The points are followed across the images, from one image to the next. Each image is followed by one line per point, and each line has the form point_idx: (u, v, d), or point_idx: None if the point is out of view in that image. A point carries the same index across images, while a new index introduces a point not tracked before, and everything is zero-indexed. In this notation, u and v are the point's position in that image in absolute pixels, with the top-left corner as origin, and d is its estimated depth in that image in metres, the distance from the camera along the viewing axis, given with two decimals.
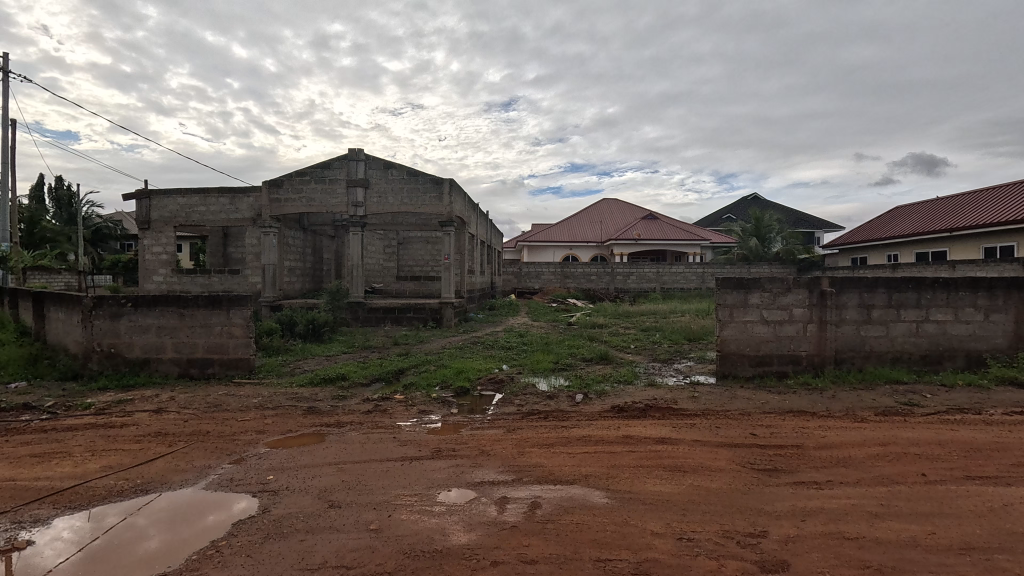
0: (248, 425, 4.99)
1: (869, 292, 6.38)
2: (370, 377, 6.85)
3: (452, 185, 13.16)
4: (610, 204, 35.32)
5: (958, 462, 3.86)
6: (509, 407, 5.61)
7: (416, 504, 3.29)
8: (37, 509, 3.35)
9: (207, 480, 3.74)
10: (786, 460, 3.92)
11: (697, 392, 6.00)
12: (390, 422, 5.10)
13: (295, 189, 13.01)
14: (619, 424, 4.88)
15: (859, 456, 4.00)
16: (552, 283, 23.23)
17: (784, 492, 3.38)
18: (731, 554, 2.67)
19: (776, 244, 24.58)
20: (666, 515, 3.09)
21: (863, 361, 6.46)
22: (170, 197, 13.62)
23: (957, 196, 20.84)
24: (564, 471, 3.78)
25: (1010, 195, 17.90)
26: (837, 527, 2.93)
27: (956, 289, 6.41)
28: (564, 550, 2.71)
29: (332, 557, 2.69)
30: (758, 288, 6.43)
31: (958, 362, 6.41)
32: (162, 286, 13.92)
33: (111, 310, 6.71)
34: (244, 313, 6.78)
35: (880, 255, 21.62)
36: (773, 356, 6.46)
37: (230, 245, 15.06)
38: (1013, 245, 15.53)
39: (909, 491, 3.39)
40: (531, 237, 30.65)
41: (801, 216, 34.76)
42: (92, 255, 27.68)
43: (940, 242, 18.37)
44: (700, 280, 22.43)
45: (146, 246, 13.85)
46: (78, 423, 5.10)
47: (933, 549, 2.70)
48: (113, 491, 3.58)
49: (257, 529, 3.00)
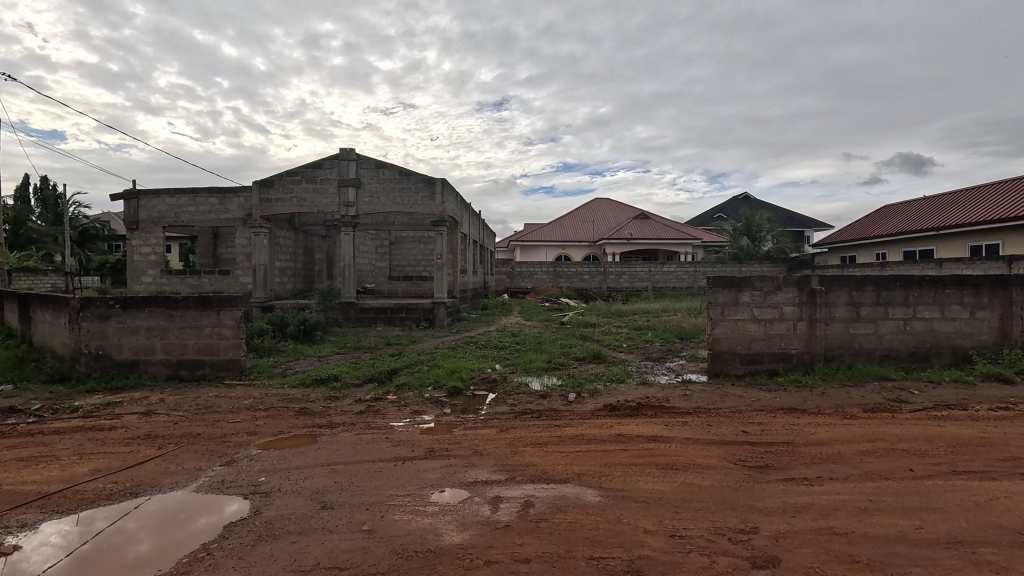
0: (240, 427, 4.95)
1: (858, 290, 6.46)
2: (363, 377, 6.82)
3: (444, 185, 13.13)
4: (603, 204, 35.42)
5: (945, 457, 3.91)
6: (503, 406, 5.61)
7: (410, 504, 3.29)
8: (24, 513, 3.30)
9: (198, 482, 3.71)
10: (776, 457, 3.96)
11: (689, 390, 6.04)
12: (383, 422, 5.08)
13: (286, 189, 12.92)
14: (611, 423, 4.90)
15: (848, 452, 4.05)
16: (545, 283, 23.27)
17: (775, 489, 3.42)
18: (722, 551, 2.69)
19: (767, 243, 24.79)
20: (659, 513, 3.11)
21: (852, 358, 6.53)
22: (159, 197, 13.49)
23: (945, 196, 21.11)
24: (557, 470, 3.79)
25: (996, 194, 18.16)
26: (827, 523, 2.96)
27: (943, 287, 6.50)
28: (557, 549, 2.72)
29: (325, 559, 2.68)
30: (749, 286, 6.48)
31: (945, 359, 6.50)
32: (151, 286, 13.78)
33: (99, 312, 6.64)
34: (234, 313, 6.74)
35: (869, 254, 21.82)
36: (764, 354, 6.51)
37: (220, 245, 14.94)
38: (999, 243, 15.74)
39: (897, 487, 3.43)
40: (523, 236, 30.69)
41: (791, 215, 35.04)
42: (79, 256, 27.35)
43: (928, 241, 18.59)
44: (692, 279, 22.55)
45: (134, 246, 13.70)
46: (66, 426, 5.04)
47: (922, 543, 2.73)
48: (102, 495, 3.54)
49: (248, 531, 2.98)
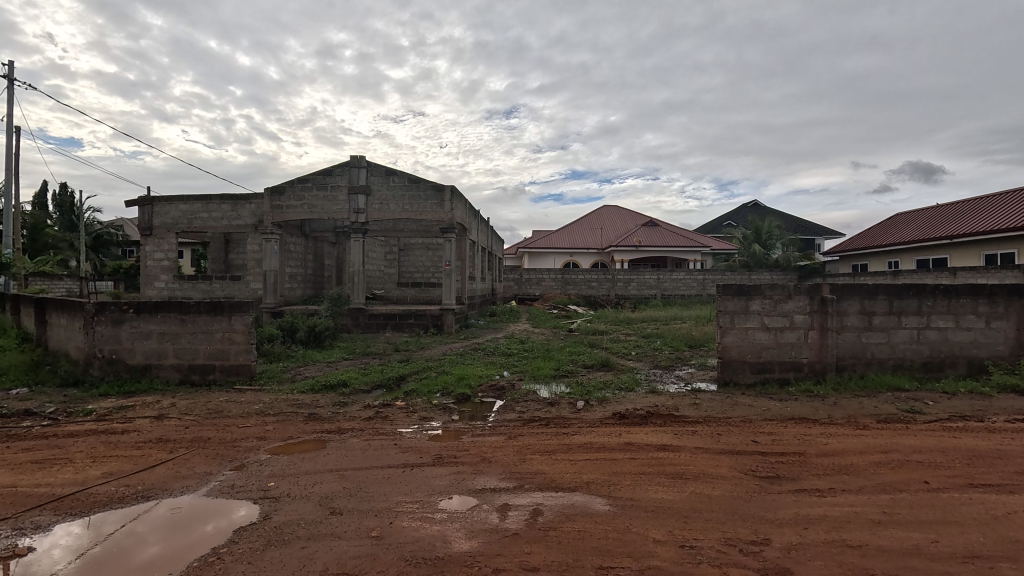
0: (249, 432, 4.98)
1: (870, 300, 6.40)
2: (372, 383, 6.87)
3: (453, 192, 13.17)
4: (610, 212, 35.38)
5: (962, 470, 3.83)
6: (511, 414, 5.60)
7: (418, 511, 3.29)
8: (38, 515, 3.34)
9: (208, 487, 3.73)
10: (787, 467, 3.92)
11: (699, 399, 5.97)
12: (391, 429, 5.09)
13: (296, 196, 13.06)
14: (620, 431, 4.88)
15: (861, 464, 3.98)
16: (553, 290, 23.20)
17: (787, 500, 3.37)
18: (732, 562, 2.66)
19: (777, 251, 24.68)
20: (669, 523, 3.08)
21: (864, 368, 6.45)
22: (173, 204, 13.70)
23: (959, 203, 20.88)
24: (566, 478, 3.77)
25: (1009, 202, 17.95)
26: (841, 536, 2.91)
27: (957, 296, 6.40)
28: (565, 558, 2.71)
29: (332, 565, 2.68)
30: (759, 294, 6.43)
31: (960, 369, 6.41)
32: (163, 292, 13.95)
33: (113, 316, 6.73)
34: (245, 319, 6.81)
35: (881, 263, 21.59)
36: (775, 363, 6.45)
37: (232, 251, 15.17)
38: (1013, 253, 15.54)
39: (913, 500, 3.37)
40: (531, 243, 30.71)
41: (801, 224, 34.85)
42: (93, 261, 27.90)
43: (941, 249, 18.36)
44: (700, 286, 22.48)
45: (148, 252, 13.90)
46: (79, 430, 5.09)
47: (937, 557, 2.68)
48: (114, 498, 3.58)
49: (257, 536, 3.00)
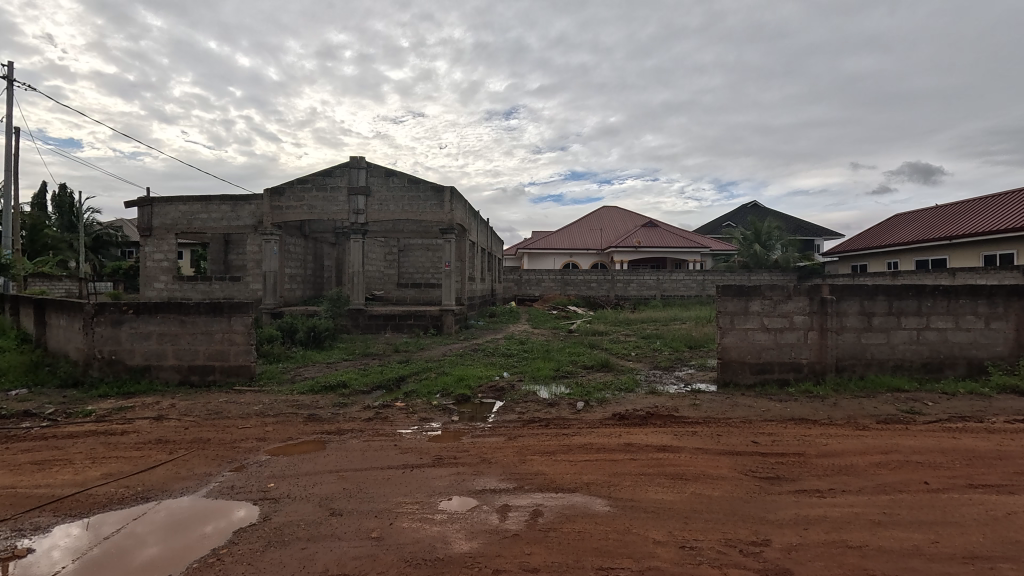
0: (249, 433, 4.97)
1: (869, 300, 6.41)
2: (372, 384, 6.86)
3: (453, 193, 13.16)
4: (610, 212, 35.40)
5: (961, 471, 3.83)
6: (510, 415, 5.59)
7: (418, 512, 3.28)
8: (38, 516, 3.34)
9: (208, 488, 3.73)
10: (787, 468, 3.92)
11: (699, 400, 5.97)
12: (391, 430, 5.09)
13: (296, 197, 13.06)
14: (620, 432, 4.88)
15: (861, 464, 3.98)
16: (552, 291, 23.18)
17: (787, 501, 3.37)
18: (733, 563, 2.66)
19: (776, 252, 24.69)
20: (669, 524, 3.08)
21: (864, 369, 6.45)
22: (173, 205, 13.70)
23: (958, 204, 20.91)
24: (566, 479, 3.77)
25: (1008, 203, 17.97)
26: (842, 536, 2.92)
27: (957, 297, 6.41)
28: (565, 559, 2.70)
29: (332, 566, 2.68)
30: (758, 295, 6.43)
31: (959, 370, 6.41)
32: (162, 292, 13.94)
33: (112, 317, 6.72)
34: (245, 320, 6.81)
35: (880, 263, 21.61)
36: (774, 364, 6.46)
37: (231, 252, 15.16)
38: (1012, 253, 15.55)
39: (913, 500, 3.37)
40: (531, 244, 30.70)
41: (800, 224, 34.88)
42: (93, 262, 27.88)
43: (941, 250, 18.36)
44: (700, 287, 22.52)
45: (148, 252, 13.89)
46: (79, 431, 5.08)
47: (937, 558, 2.68)
48: (113, 499, 3.57)
49: (257, 537, 2.99)
